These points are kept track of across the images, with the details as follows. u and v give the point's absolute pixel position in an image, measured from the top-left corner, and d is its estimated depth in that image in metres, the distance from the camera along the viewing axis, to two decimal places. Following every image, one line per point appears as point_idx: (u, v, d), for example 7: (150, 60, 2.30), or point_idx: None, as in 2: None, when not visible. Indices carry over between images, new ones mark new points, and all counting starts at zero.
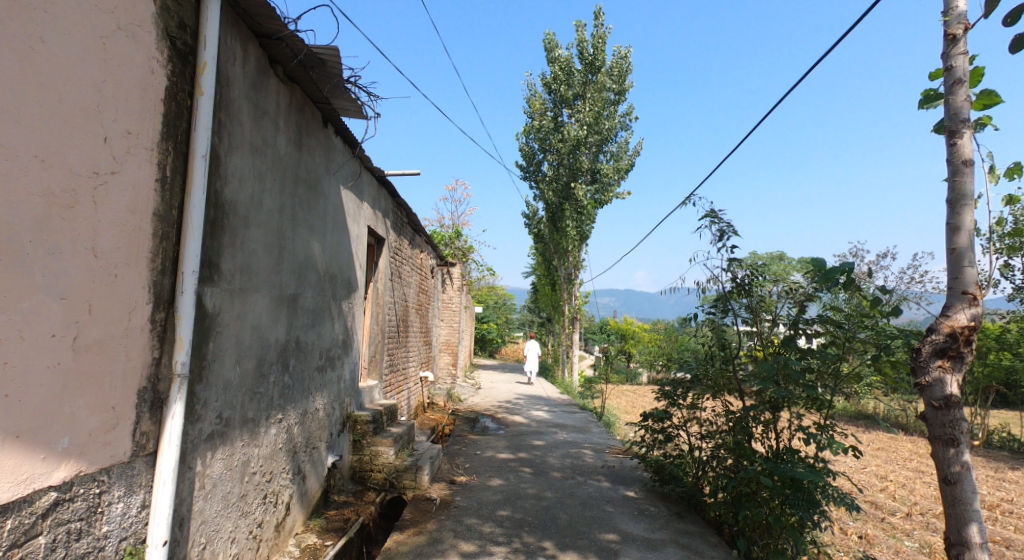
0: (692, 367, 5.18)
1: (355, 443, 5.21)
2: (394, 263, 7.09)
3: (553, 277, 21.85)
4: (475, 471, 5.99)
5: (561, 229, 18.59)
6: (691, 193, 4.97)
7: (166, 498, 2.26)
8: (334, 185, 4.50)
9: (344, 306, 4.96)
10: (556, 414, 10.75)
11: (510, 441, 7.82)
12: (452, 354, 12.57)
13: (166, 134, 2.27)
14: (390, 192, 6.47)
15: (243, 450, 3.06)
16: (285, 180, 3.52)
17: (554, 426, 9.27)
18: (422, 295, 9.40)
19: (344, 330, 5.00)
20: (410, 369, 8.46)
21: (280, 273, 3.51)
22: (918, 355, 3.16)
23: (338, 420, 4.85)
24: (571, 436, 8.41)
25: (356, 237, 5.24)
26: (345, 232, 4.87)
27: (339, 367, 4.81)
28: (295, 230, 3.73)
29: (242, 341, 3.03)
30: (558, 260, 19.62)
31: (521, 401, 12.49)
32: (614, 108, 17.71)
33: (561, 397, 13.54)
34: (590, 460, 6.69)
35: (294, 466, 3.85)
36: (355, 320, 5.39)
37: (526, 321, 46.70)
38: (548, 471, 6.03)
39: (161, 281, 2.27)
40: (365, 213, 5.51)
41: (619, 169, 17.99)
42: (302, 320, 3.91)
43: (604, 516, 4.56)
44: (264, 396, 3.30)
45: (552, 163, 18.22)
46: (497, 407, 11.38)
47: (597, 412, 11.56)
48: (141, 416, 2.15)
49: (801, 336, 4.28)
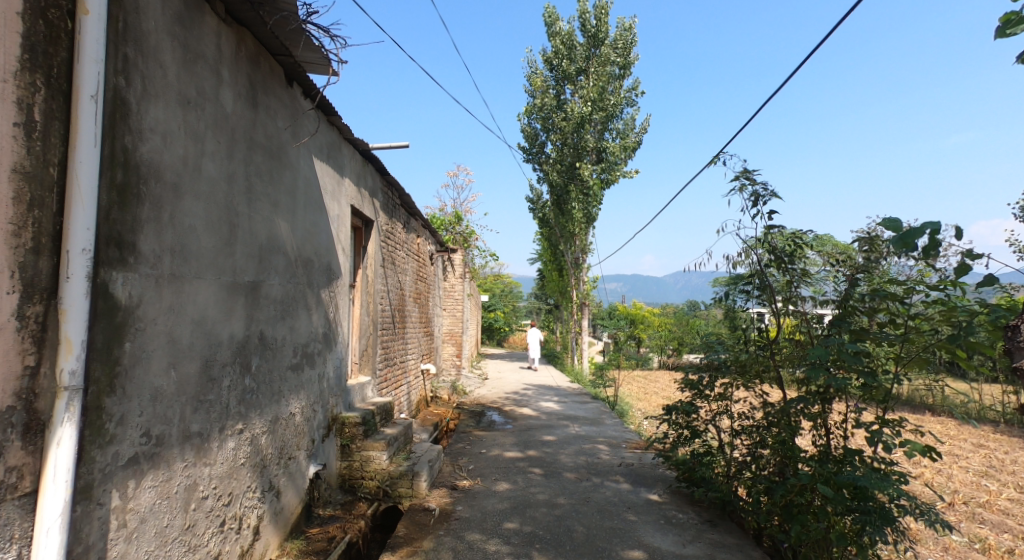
0: (718, 352, 4.62)
1: (344, 448, 4.68)
2: (386, 248, 6.53)
3: (560, 262, 21.22)
4: (480, 474, 5.45)
5: (567, 211, 17.94)
6: (721, 151, 4.28)
7: (53, 553, 1.69)
8: (304, 156, 3.89)
9: (325, 295, 4.39)
10: (566, 405, 10.21)
11: (518, 437, 7.28)
12: (455, 344, 12.02)
13: (30, 63, 1.67)
14: (377, 168, 5.86)
15: (187, 472, 2.50)
16: (234, 144, 2.92)
17: (565, 419, 8.71)
18: (421, 284, 8.90)
19: (326, 323, 4.43)
20: (410, 362, 7.99)
21: (233, 257, 2.92)
22: (1015, 335, 2.32)
23: (322, 424, 4.32)
24: (584, 429, 7.86)
25: (336, 217, 4.65)
26: (322, 211, 4.28)
27: (320, 364, 4.26)
28: (253, 205, 3.14)
29: (179, 339, 2.45)
30: (565, 244, 19.00)
31: (530, 392, 11.96)
32: (619, 83, 16.96)
33: (571, 386, 13.00)
34: (606, 457, 6.12)
35: (264, 483, 3.30)
36: (339, 311, 4.81)
37: (534, 308, 46.14)
38: (560, 472, 5.47)
39: (32, 263, 1.69)
40: (346, 190, 4.91)
41: (625, 147, 17.28)
42: (267, 312, 3.34)
43: (627, 527, 3.99)
44: (215, 405, 2.74)
45: (556, 143, 17.53)
46: (504, 400, 10.85)
47: (609, 401, 11.01)
48: (5, 446, 1.59)
49: (854, 315, 3.65)
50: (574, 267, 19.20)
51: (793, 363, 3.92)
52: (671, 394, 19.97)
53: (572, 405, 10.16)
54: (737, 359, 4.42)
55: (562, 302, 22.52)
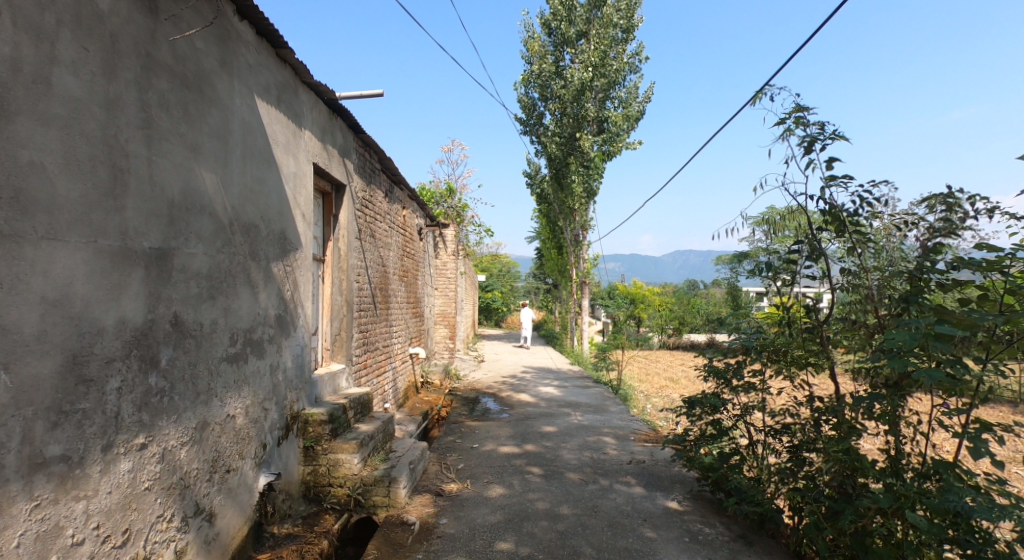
0: (747, 334, 3.91)
1: (307, 451, 3.96)
2: (363, 218, 5.74)
3: (559, 240, 20.43)
4: (470, 475, 4.76)
5: (567, 185, 17.10)
6: (768, 84, 3.45)
7: None
8: (239, 92, 3.08)
9: (278, 269, 3.63)
10: (567, 390, 9.55)
11: (514, 428, 6.59)
12: (448, 325, 11.30)
13: None
14: (347, 122, 5.02)
15: (42, 513, 1.76)
16: (117, 56, 2.11)
17: (566, 406, 8.05)
18: (408, 261, 8.18)
19: (280, 303, 3.67)
20: (395, 346, 7.32)
21: (121, 213, 2.13)
22: None
23: (278, 424, 3.59)
24: (587, 418, 7.20)
25: (292, 175, 3.86)
26: (271, 166, 3.49)
27: (271, 352, 3.51)
28: (156, 146, 2.35)
29: (18, 326, 1.68)
30: (565, 221, 18.19)
31: (528, 376, 11.28)
32: (622, 47, 15.98)
33: (571, 369, 12.34)
34: (613, 453, 5.44)
35: (187, 509, 2.57)
36: (300, 288, 4.04)
37: (532, 288, 45.48)
38: (562, 472, 4.79)
39: None
40: (304, 144, 4.10)
41: (628, 117, 16.37)
42: (184, 290, 2.56)
43: (645, 547, 3.29)
44: (93, 417, 1.98)
45: (555, 113, 16.63)
46: (501, 384, 10.19)
47: (613, 386, 10.35)
48: None
49: (932, 290, 2.89)
50: (574, 244, 18.41)
51: (852, 349, 3.20)
52: (674, 375, 19.42)
53: (573, 390, 9.51)
54: (769, 342, 3.71)
55: (561, 281, 21.79)
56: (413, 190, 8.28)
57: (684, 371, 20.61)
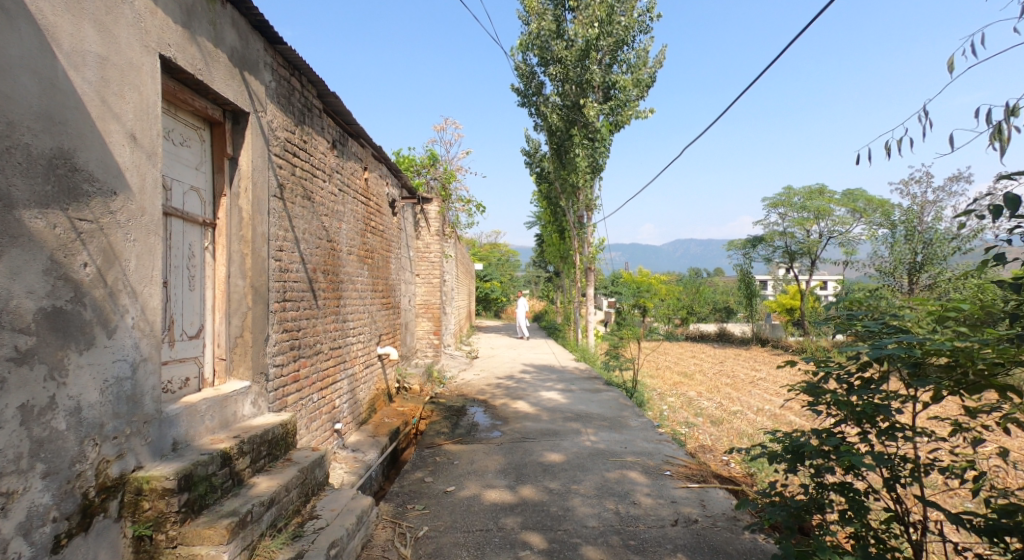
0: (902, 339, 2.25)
1: (140, 544, 2.29)
2: (286, 169, 4.04)
3: (561, 223, 18.73)
4: (434, 554, 3.08)
5: (570, 161, 15.37)
6: None
7: None
8: None
9: (44, 224, 1.89)
10: (573, 396, 7.92)
11: (508, 457, 4.94)
12: (432, 318, 9.63)
13: None
14: (243, 13, 3.32)
15: None
16: None
17: (573, 419, 6.40)
18: (374, 239, 6.56)
19: (57, 286, 1.94)
20: (353, 346, 5.74)
21: None
22: None
23: (53, 514, 1.91)
24: (602, 439, 5.55)
25: (93, 55, 2.12)
26: (9, 17, 1.75)
27: (19, 388, 1.78)
28: None
29: None
30: (567, 201, 16.46)
31: (526, 376, 9.63)
32: (631, 2, 14.22)
33: (577, 367, 10.69)
34: (647, 503, 3.78)
35: None
36: (127, 264, 2.30)
37: (531, 277, 43.87)
38: (574, 546, 3.14)
39: None
40: (136, 14, 2.37)
41: (639, 82, 14.63)
42: None
43: None
44: None
45: (557, 78, 14.90)
46: (494, 389, 8.54)
47: (628, 389, 8.71)
48: None
49: None
50: (578, 227, 16.71)
51: None
52: (687, 370, 17.78)
53: (580, 396, 7.88)
54: None
55: (563, 268, 20.14)
56: (381, 149, 6.62)
57: (696, 365, 19.08)
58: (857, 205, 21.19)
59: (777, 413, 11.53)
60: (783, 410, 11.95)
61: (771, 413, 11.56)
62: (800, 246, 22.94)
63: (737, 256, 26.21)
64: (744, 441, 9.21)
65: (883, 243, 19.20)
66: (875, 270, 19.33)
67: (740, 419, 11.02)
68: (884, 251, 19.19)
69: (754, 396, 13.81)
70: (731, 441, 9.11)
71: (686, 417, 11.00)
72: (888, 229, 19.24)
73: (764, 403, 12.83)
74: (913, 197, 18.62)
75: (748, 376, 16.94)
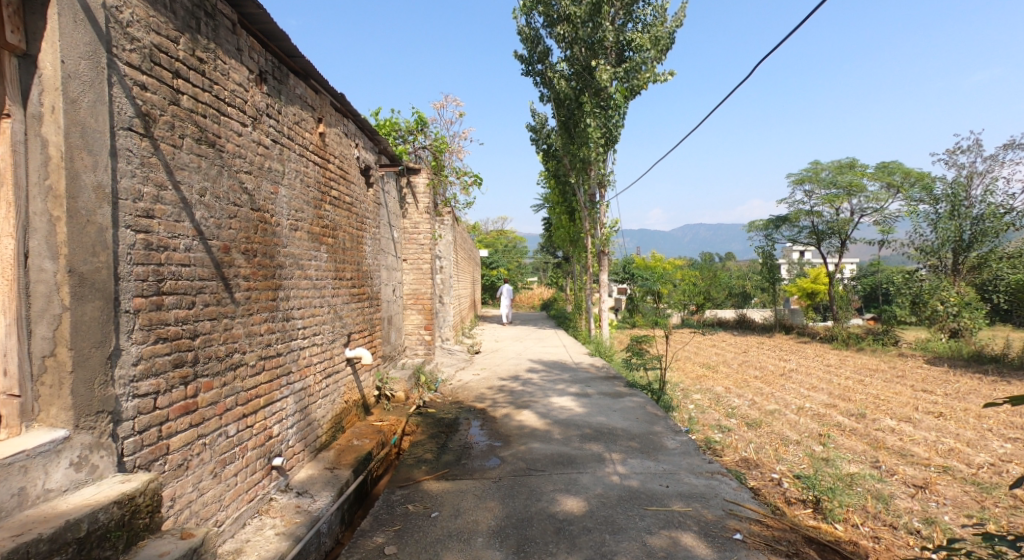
0: None
1: None
2: (160, 94, 2.62)
3: (570, 204, 17.24)
4: None
5: (580, 132, 13.83)
6: None
7: None
8: None
9: None
10: (590, 404, 6.54)
11: (508, 508, 3.57)
12: (423, 310, 8.25)
13: None
14: None
15: None
16: None
17: (593, 440, 5.04)
18: (336, 213, 5.18)
19: None
20: (305, 351, 4.40)
21: None
22: None
23: None
24: (633, 473, 4.17)
25: None
26: None
27: None
28: None
29: None
30: (577, 178, 14.95)
31: (534, 377, 8.26)
32: None
33: (592, 365, 9.29)
34: None
35: None
36: None
37: (539, 265, 42.48)
38: None
39: None
40: None
41: (657, 41, 13.07)
42: None
43: None
44: None
45: (565, 38, 13.36)
46: (495, 394, 7.19)
47: (654, 394, 7.30)
48: None
49: None
50: (589, 206, 15.21)
51: None
52: (709, 362, 16.38)
53: (599, 404, 6.50)
54: None
55: (573, 253, 18.69)
56: (345, 98, 5.22)
57: (718, 355, 17.64)
58: (894, 178, 19.49)
59: (821, 413, 10.09)
60: (827, 409, 10.50)
61: (814, 413, 10.12)
62: (828, 226, 21.30)
63: (758, 238, 24.58)
64: (792, 451, 7.78)
65: (925, 221, 17.53)
66: (915, 250, 17.72)
67: (781, 420, 9.60)
68: (926, 229, 17.53)
69: (789, 391, 12.37)
70: (776, 451, 7.70)
71: (717, 419, 9.60)
72: (930, 205, 17.57)
73: (802, 400, 11.40)
74: (958, 168, 16.92)
75: (777, 368, 15.45)
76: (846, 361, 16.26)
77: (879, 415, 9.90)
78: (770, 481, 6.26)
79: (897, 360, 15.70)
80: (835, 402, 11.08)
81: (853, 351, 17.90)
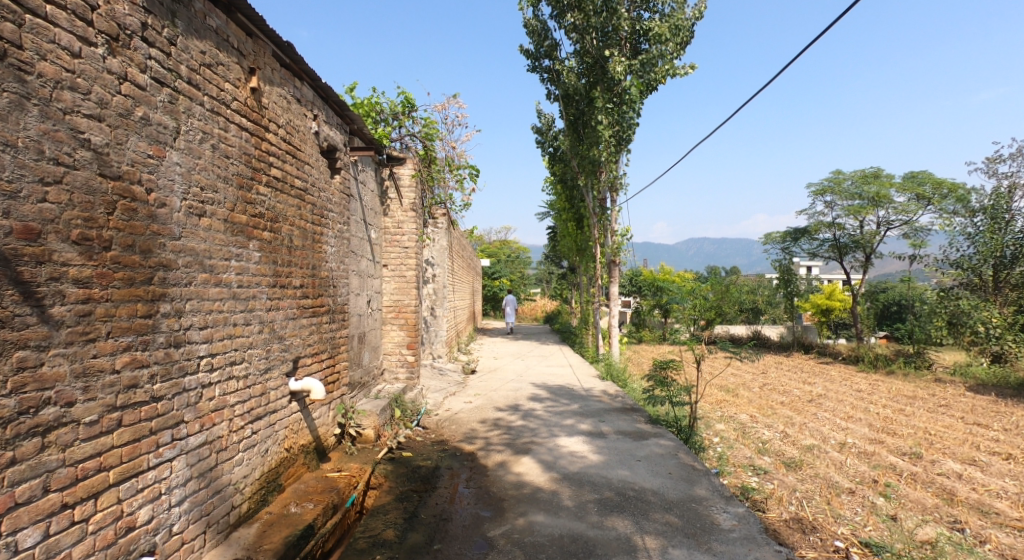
0: None
1: None
2: None
3: (578, 210, 15.97)
4: None
5: (590, 130, 12.60)
6: None
7: None
8: None
9: None
10: (608, 450, 5.17)
11: None
12: (405, 326, 6.94)
13: None
14: None
15: None
16: None
17: (616, 512, 3.68)
18: (276, 198, 3.90)
19: None
20: (212, 389, 3.09)
21: None
22: None
23: None
24: None
25: None
26: None
27: None
28: None
29: None
30: (586, 182, 13.67)
31: (536, 408, 6.88)
32: None
33: (604, 393, 7.91)
34: None
35: None
36: None
37: (542, 276, 41.08)
38: None
39: None
40: None
41: (677, 31, 11.91)
42: None
43: None
44: None
45: (576, 28, 12.19)
46: (489, 432, 5.84)
47: (684, 436, 5.90)
48: None
49: None
50: (599, 212, 13.87)
51: None
52: (727, 384, 14.97)
53: (619, 450, 5.13)
54: None
55: (580, 263, 17.38)
56: (294, 50, 3.97)
57: (736, 377, 16.18)
58: (924, 189, 18.16)
59: (869, 451, 8.66)
60: (874, 446, 9.08)
61: (861, 451, 8.69)
62: (852, 239, 19.94)
63: (774, 251, 23.22)
64: (848, 505, 6.36)
65: (962, 234, 16.18)
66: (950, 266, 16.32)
67: (824, 460, 8.17)
68: (963, 243, 16.17)
69: (824, 421, 10.95)
70: (831, 505, 6.27)
71: (749, 457, 8.21)
72: (966, 217, 16.21)
73: (841, 433, 9.96)
74: (998, 177, 15.60)
75: (803, 392, 14.03)
76: (878, 385, 14.80)
77: (938, 456, 8.45)
78: (837, 554, 4.84)
79: (936, 387, 14.21)
80: (881, 437, 9.64)
81: (884, 375, 16.43)
